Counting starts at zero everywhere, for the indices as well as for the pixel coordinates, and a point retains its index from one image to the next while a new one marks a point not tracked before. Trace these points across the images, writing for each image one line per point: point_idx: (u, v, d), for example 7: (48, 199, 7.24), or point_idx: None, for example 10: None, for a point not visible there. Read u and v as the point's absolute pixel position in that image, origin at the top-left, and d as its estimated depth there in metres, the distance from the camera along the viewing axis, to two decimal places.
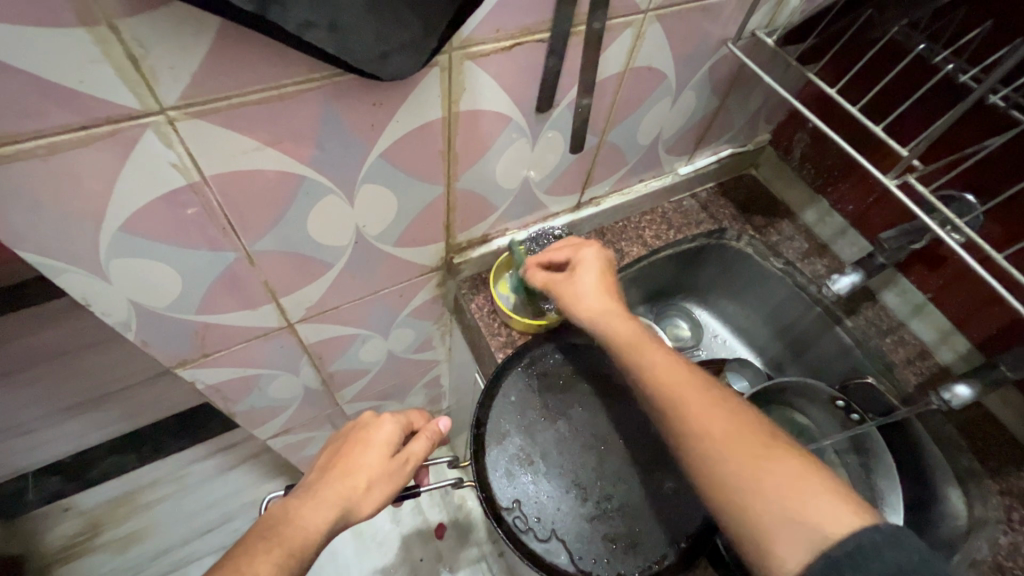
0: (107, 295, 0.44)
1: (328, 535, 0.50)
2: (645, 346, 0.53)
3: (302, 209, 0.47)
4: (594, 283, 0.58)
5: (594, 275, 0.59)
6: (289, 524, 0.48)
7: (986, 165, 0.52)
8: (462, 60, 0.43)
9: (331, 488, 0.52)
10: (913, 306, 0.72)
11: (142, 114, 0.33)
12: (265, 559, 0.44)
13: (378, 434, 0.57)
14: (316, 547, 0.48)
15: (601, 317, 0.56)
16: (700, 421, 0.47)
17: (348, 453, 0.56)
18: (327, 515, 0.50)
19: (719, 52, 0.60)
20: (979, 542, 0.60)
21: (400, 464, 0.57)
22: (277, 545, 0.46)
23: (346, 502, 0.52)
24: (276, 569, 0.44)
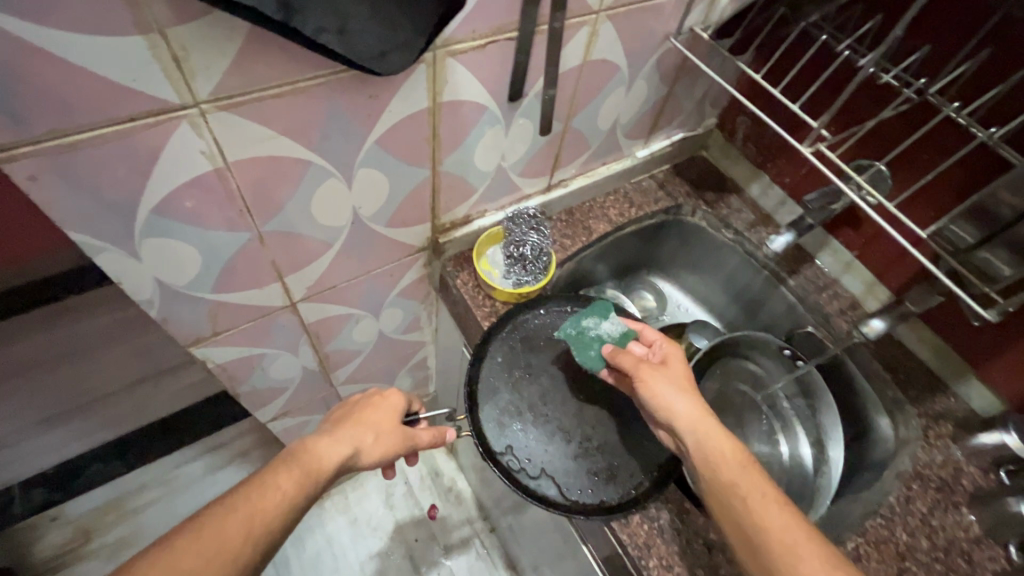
0: (136, 274, 0.49)
1: (339, 472, 0.56)
2: (746, 478, 0.49)
3: (308, 192, 0.53)
4: (673, 391, 0.55)
5: (678, 383, 0.56)
6: (310, 453, 0.54)
7: (887, 135, 0.63)
8: (445, 57, 0.50)
9: (345, 432, 0.59)
10: (844, 264, 0.82)
11: (180, 108, 0.39)
12: (291, 477, 0.51)
13: (388, 399, 0.64)
14: (329, 478, 0.54)
15: (693, 433, 0.52)
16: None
17: (360, 408, 0.63)
18: (342, 452, 0.56)
19: (664, 46, 0.68)
20: (903, 457, 0.71)
21: (405, 435, 0.63)
22: (301, 469, 0.52)
23: (358, 448, 0.58)
24: (297, 486, 0.50)
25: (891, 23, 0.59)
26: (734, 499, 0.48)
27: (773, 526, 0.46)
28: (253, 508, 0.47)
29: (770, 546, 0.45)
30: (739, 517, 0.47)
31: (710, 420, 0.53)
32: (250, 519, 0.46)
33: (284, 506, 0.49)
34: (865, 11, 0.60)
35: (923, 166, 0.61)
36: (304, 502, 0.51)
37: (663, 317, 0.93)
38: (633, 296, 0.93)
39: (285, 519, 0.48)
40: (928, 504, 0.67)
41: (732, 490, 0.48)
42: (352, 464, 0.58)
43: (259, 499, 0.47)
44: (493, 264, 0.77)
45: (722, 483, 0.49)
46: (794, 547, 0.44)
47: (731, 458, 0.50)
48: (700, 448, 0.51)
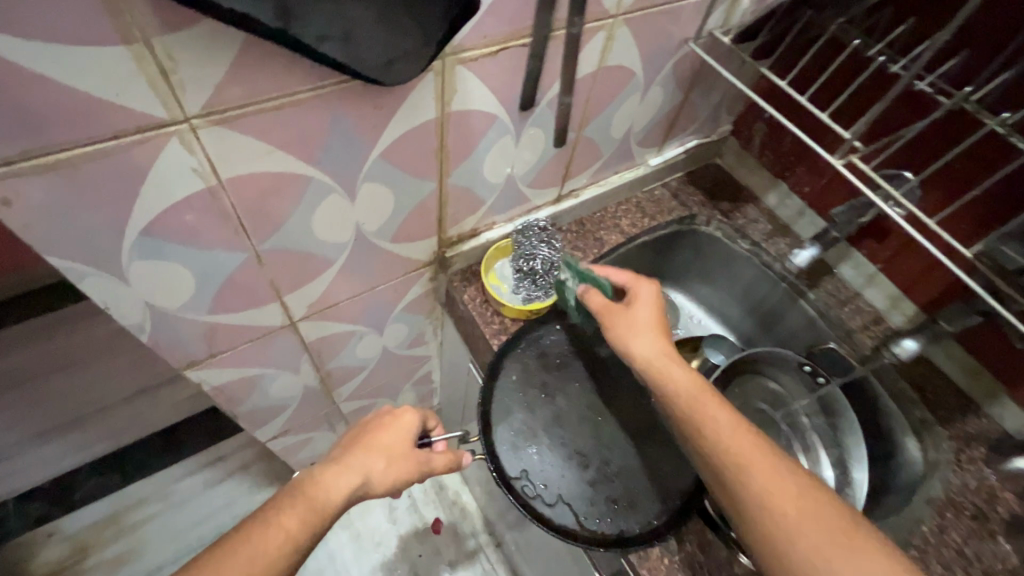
0: (124, 297, 0.46)
1: (349, 503, 0.53)
2: (708, 397, 0.51)
3: (309, 207, 0.50)
4: (639, 332, 0.57)
5: (644, 323, 0.57)
6: (317, 484, 0.51)
7: (920, 143, 0.60)
8: (454, 65, 0.47)
9: (353, 458, 0.55)
10: (867, 277, 0.79)
11: (169, 123, 0.36)
12: (295, 513, 0.48)
13: (398, 420, 0.60)
14: (337, 510, 0.51)
15: (656, 363, 0.54)
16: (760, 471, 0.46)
17: (369, 429, 0.59)
18: (350, 482, 0.53)
19: (682, 50, 0.65)
20: (934, 482, 0.67)
21: (420, 458, 0.59)
22: (306, 503, 0.49)
23: (367, 475, 0.55)
24: (301, 524, 0.47)
25: (925, 26, 0.56)
26: (696, 413, 0.50)
27: (734, 436, 0.48)
28: (252, 551, 0.44)
29: (731, 453, 0.47)
30: (701, 428, 0.49)
31: (671, 352, 0.55)
32: (251, 562, 0.43)
33: (287, 546, 0.45)
34: (896, 14, 0.57)
35: (960, 178, 0.58)
36: (310, 538, 0.48)
37: (676, 331, 0.89)
38: None
39: (290, 558, 0.45)
40: (963, 533, 0.64)
41: (697, 406, 0.50)
42: (364, 492, 0.55)
43: (260, 539, 0.45)
44: (500, 278, 0.74)
45: (681, 392, 0.51)
46: (754, 456, 0.46)
47: (695, 382, 0.52)
48: (666, 374, 0.53)
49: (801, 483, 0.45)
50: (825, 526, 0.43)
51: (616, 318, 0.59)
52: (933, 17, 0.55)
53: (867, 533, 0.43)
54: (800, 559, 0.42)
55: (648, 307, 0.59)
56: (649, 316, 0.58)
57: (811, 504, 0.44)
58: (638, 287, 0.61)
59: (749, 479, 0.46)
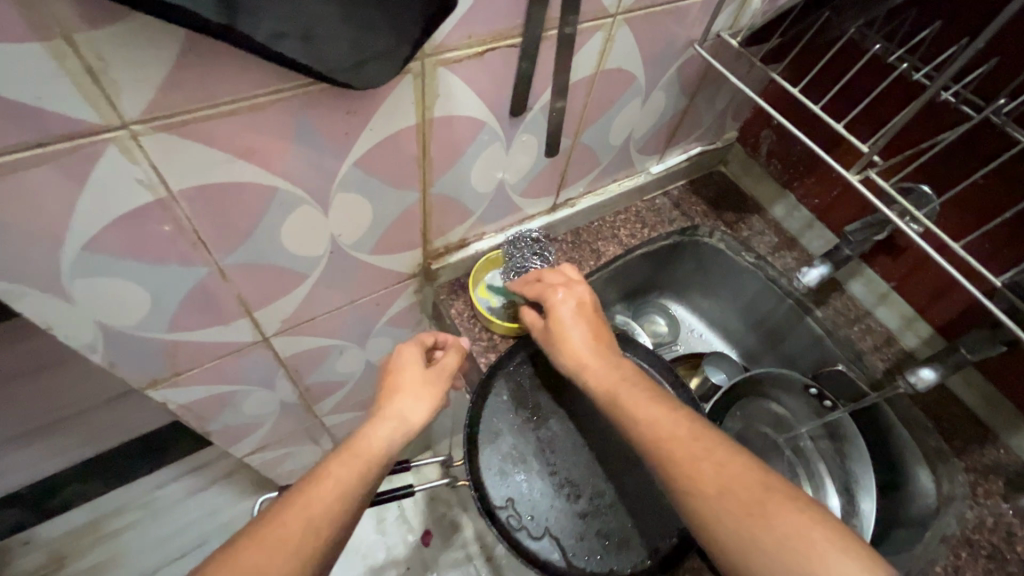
0: (70, 317, 0.42)
1: (397, 449, 0.51)
2: (630, 388, 0.53)
3: (276, 219, 0.45)
4: (561, 346, 0.58)
5: (566, 333, 0.58)
6: (361, 439, 0.49)
7: (944, 156, 0.56)
8: (436, 66, 0.42)
9: (386, 408, 0.53)
10: (879, 295, 0.74)
11: (104, 130, 0.32)
12: (344, 464, 0.46)
13: (402, 357, 0.58)
14: (387, 457, 0.49)
15: (580, 372, 0.56)
16: (688, 452, 0.47)
17: (389, 376, 0.56)
18: (390, 428, 0.51)
19: (687, 53, 0.61)
20: (949, 518, 0.63)
21: (441, 383, 0.57)
22: (351, 455, 0.47)
23: (404, 417, 0.52)
24: (354, 474, 0.46)
25: (952, 31, 0.51)
26: (620, 409, 0.52)
27: (656, 423, 0.49)
28: (309, 502, 0.43)
29: (649, 440, 0.49)
30: (626, 423, 0.51)
31: (590, 355, 0.56)
32: (310, 511, 0.42)
33: (344, 494, 0.44)
34: (921, 16, 0.53)
35: (987, 195, 0.54)
36: (365, 485, 0.46)
37: (676, 346, 0.85)
38: (644, 320, 0.85)
39: (348, 507, 0.44)
40: None
41: (621, 400, 0.52)
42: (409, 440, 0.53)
43: (313, 491, 0.43)
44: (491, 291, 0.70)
45: (610, 396, 0.53)
46: (673, 440, 0.48)
47: (620, 379, 0.54)
48: (590, 379, 0.55)
49: (723, 458, 0.46)
50: (740, 498, 0.43)
51: (544, 333, 0.60)
52: (960, 21, 0.51)
53: (789, 498, 0.43)
54: (727, 535, 0.43)
55: (565, 313, 0.59)
56: (571, 324, 0.58)
57: (729, 477, 0.45)
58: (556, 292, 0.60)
59: (677, 463, 0.46)
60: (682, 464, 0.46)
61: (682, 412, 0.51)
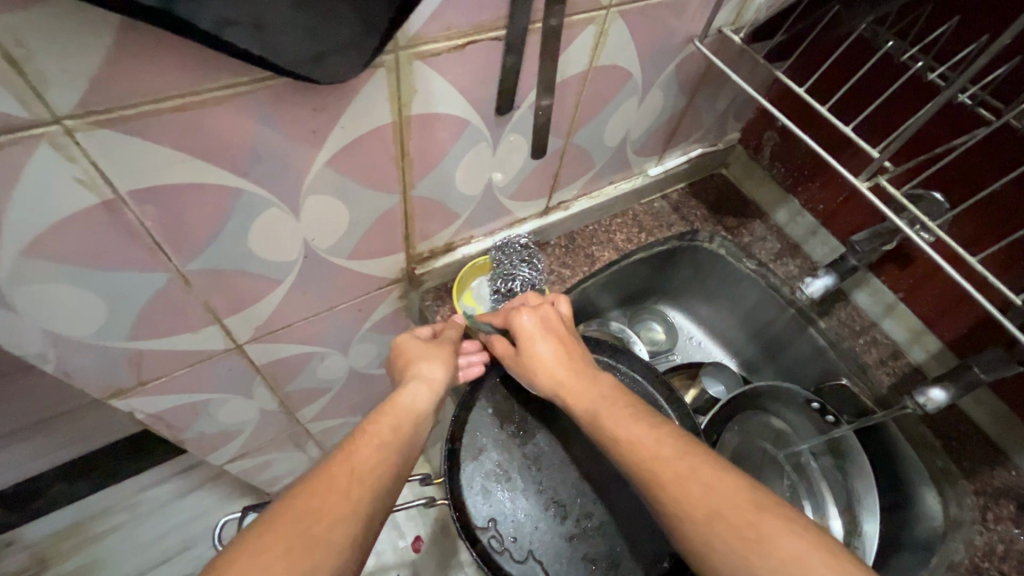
0: (15, 324, 0.39)
1: (426, 409, 0.51)
2: (611, 406, 0.50)
3: (241, 224, 0.42)
4: (537, 365, 0.55)
5: (535, 355, 0.55)
6: (390, 404, 0.49)
7: (958, 163, 0.53)
8: (411, 60, 0.39)
9: (408, 375, 0.53)
10: (885, 306, 0.71)
11: (34, 125, 0.29)
12: (377, 423, 0.47)
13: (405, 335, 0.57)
14: (418, 417, 0.49)
15: (558, 392, 0.53)
16: (677, 473, 0.43)
17: (399, 354, 0.56)
18: (417, 390, 0.51)
19: (687, 50, 0.57)
20: (957, 543, 0.60)
21: (448, 345, 0.57)
22: (382, 416, 0.48)
23: (426, 378, 0.53)
24: (392, 432, 0.46)
25: (970, 28, 0.48)
26: (603, 431, 0.49)
27: (640, 444, 0.46)
28: (350, 459, 0.42)
29: (635, 465, 0.45)
30: (611, 445, 0.48)
31: (566, 374, 0.54)
32: (352, 468, 0.42)
33: (385, 448, 0.45)
34: (936, 12, 0.49)
35: (1007, 205, 0.51)
36: (403, 440, 0.46)
37: (673, 355, 0.82)
38: (640, 327, 0.82)
39: (389, 457, 0.44)
40: None
41: (604, 421, 0.49)
42: (437, 403, 0.53)
43: (352, 446, 0.44)
44: (477, 299, 0.65)
45: (592, 416, 0.50)
46: (659, 461, 0.44)
47: (599, 399, 0.51)
48: (570, 400, 0.52)
49: (714, 477, 0.43)
50: (734, 522, 0.40)
51: (516, 358, 0.57)
52: (980, 17, 0.48)
53: (785, 518, 0.40)
54: (725, 562, 0.39)
55: (534, 333, 0.56)
56: (543, 342, 0.56)
57: (720, 498, 0.41)
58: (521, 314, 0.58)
59: (665, 488, 0.43)
60: (671, 488, 0.43)
61: (668, 429, 0.47)
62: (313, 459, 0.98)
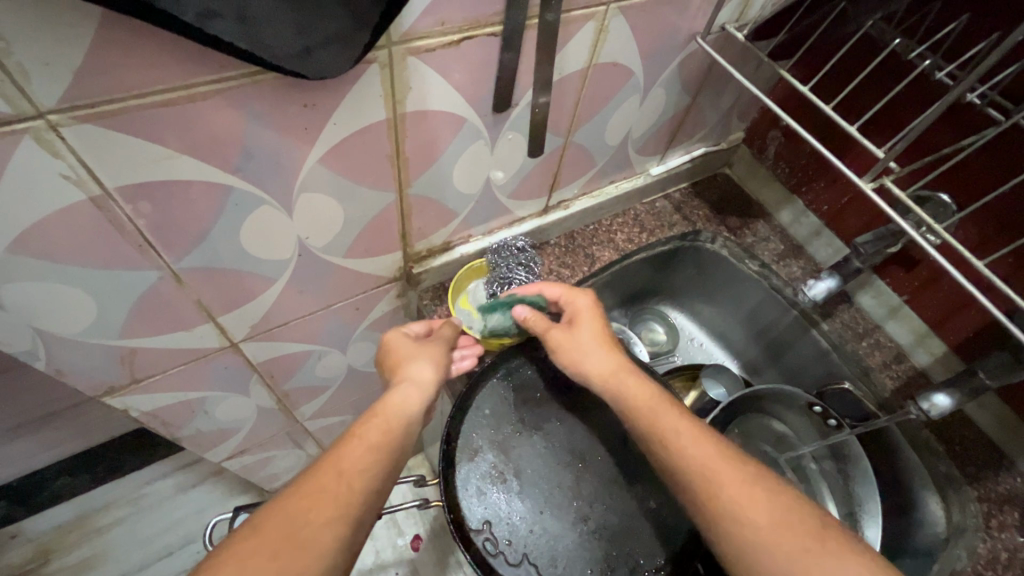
0: (5, 322, 0.39)
1: (418, 410, 0.48)
2: (665, 402, 0.50)
3: (233, 221, 0.42)
4: (592, 345, 0.54)
5: (589, 339, 0.54)
6: (379, 406, 0.46)
7: (963, 163, 0.52)
8: (405, 56, 0.38)
9: (398, 377, 0.49)
10: (889, 308, 0.70)
11: (16, 119, 0.28)
12: (366, 425, 0.44)
13: (392, 338, 0.54)
14: (409, 419, 0.46)
15: (613, 385, 0.51)
16: (736, 483, 0.43)
17: (388, 352, 0.53)
18: (409, 391, 0.48)
19: (689, 47, 0.56)
20: (959, 551, 0.59)
21: (439, 344, 0.54)
22: (371, 418, 0.45)
23: (415, 380, 0.49)
24: (383, 435, 0.44)
25: (981, 25, 0.47)
26: (660, 429, 0.47)
27: (693, 451, 0.45)
28: (340, 464, 0.41)
29: (687, 471, 0.45)
30: (661, 450, 0.47)
31: (623, 369, 0.52)
32: (342, 474, 0.40)
33: (375, 452, 0.42)
34: (945, 9, 0.48)
35: (1012, 207, 0.50)
36: (392, 444, 0.44)
37: (674, 357, 0.81)
38: (641, 328, 0.81)
39: (380, 459, 0.42)
40: None
41: (659, 422, 0.48)
42: (428, 404, 0.50)
43: (340, 448, 0.42)
44: (472, 301, 0.65)
45: (643, 407, 0.49)
46: (715, 471, 0.44)
47: (656, 397, 0.50)
48: (626, 396, 0.50)
49: (769, 494, 0.43)
50: (801, 538, 0.40)
51: (563, 336, 0.55)
52: (990, 14, 0.46)
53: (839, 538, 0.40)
54: None
55: (590, 319, 0.56)
56: (596, 328, 0.55)
57: (780, 514, 0.42)
58: (576, 302, 0.58)
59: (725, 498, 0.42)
60: (730, 499, 0.42)
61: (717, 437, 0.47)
62: (312, 456, 0.98)
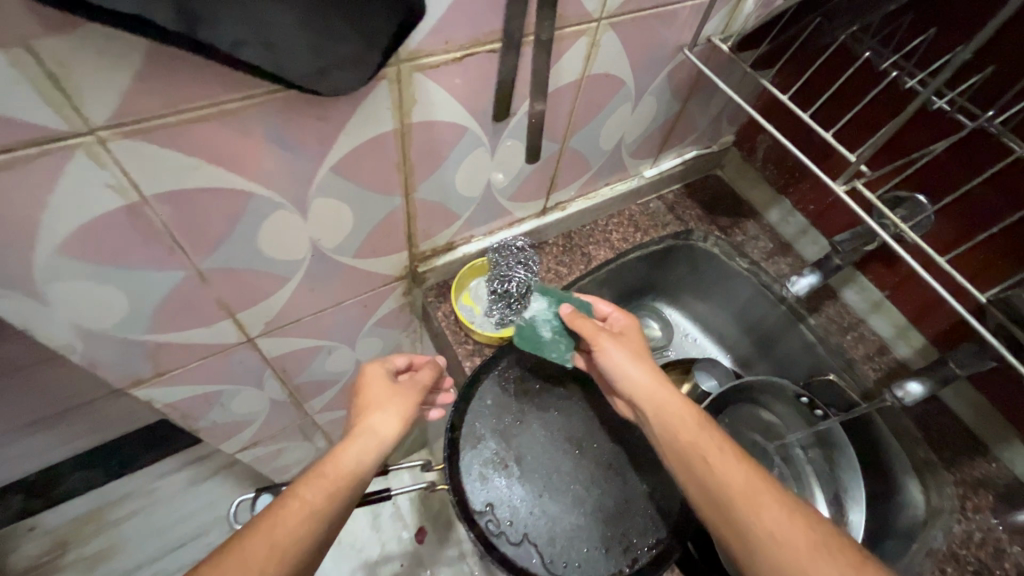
0: (47, 319, 0.42)
1: (370, 467, 0.51)
2: (705, 423, 0.53)
3: (253, 224, 0.45)
4: (641, 357, 0.57)
5: (635, 352, 0.58)
6: (332, 460, 0.50)
7: (934, 165, 0.55)
8: (412, 72, 0.42)
9: (361, 424, 0.53)
10: (872, 303, 0.73)
11: (70, 136, 0.32)
12: (311, 486, 0.47)
13: (368, 374, 0.58)
14: (358, 478, 0.50)
15: (649, 406, 0.54)
16: (774, 506, 0.46)
17: (362, 390, 0.57)
18: (363, 447, 0.51)
19: (677, 58, 0.60)
20: (935, 531, 0.62)
21: (411, 392, 0.58)
22: (320, 477, 0.48)
23: (375, 433, 0.53)
24: (321, 500, 0.47)
25: (946, 37, 0.50)
26: (701, 447, 0.50)
27: (731, 471, 0.48)
28: (272, 532, 0.44)
29: (725, 489, 0.47)
30: (698, 469, 0.49)
31: (666, 389, 0.55)
32: (271, 545, 0.43)
33: (309, 519, 0.45)
34: (915, 23, 0.51)
35: (977, 206, 0.54)
36: (334, 508, 0.47)
37: (668, 351, 0.84)
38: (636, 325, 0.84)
39: (314, 528, 0.45)
40: None
41: (689, 445, 0.51)
42: (386, 454, 0.54)
43: (278, 515, 0.45)
44: (475, 298, 0.70)
45: (685, 426, 0.52)
46: (748, 490, 0.47)
47: (692, 420, 0.52)
48: (662, 418, 0.53)
49: (805, 522, 0.45)
50: (840, 561, 0.42)
51: (614, 343, 0.58)
52: (956, 28, 0.50)
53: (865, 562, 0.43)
54: None
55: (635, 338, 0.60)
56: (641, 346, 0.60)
57: (811, 534, 0.44)
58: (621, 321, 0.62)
59: (763, 520, 0.45)
60: (766, 520, 0.45)
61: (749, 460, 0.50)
62: (320, 449, 1.01)
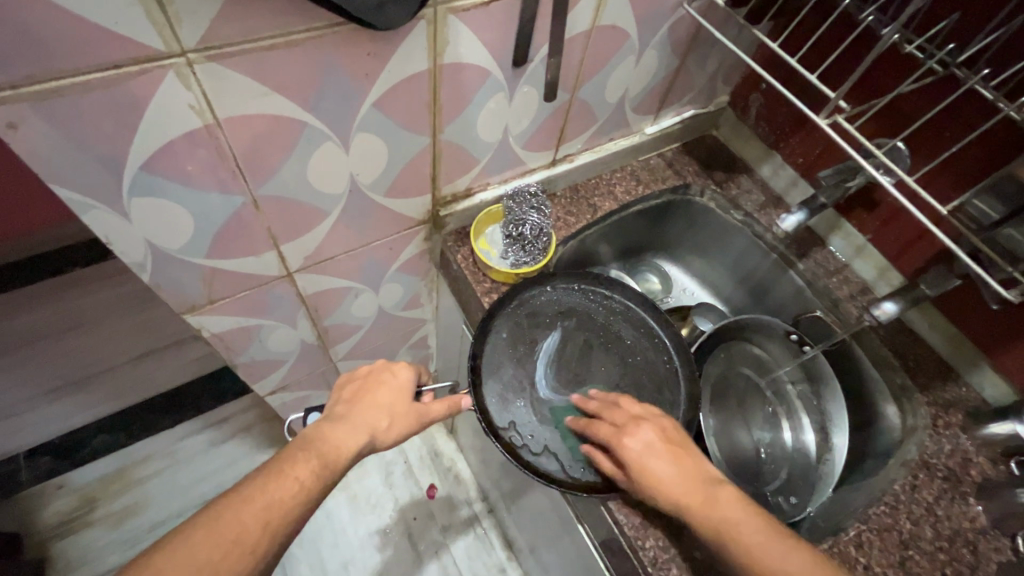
0: (127, 235, 0.48)
1: (355, 458, 0.53)
2: (742, 528, 0.46)
3: (304, 155, 0.51)
4: (655, 491, 0.50)
5: (647, 482, 0.51)
6: (323, 440, 0.51)
7: (909, 108, 0.61)
8: (446, 14, 0.48)
9: (355, 414, 0.56)
10: (856, 248, 0.80)
11: (165, 56, 0.38)
12: (303, 464, 0.48)
13: (394, 379, 0.60)
14: (343, 468, 0.51)
15: (681, 512, 0.49)
16: None
17: (370, 387, 0.59)
18: (360, 438, 0.54)
19: (677, 14, 0.65)
20: (910, 445, 0.69)
21: (414, 413, 0.59)
22: (315, 456, 0.49)
23: (371, 432, 0.55)
24: (313, 477, 0.48)
25: None
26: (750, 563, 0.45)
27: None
28: (268, 500, 0.44)
29: None
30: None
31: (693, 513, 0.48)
32: (266, 512, 0.44)
33: (300, 496, 0.46)
34: None
35: (944, 143, 0.60)
36: (322, 484, 0.48)
37: (667, 300, 0.91)
38: (638, 278, 0.91)
39: (304, 504, 0.46)
40: (934, 493, 0.66)
41: (736, 545, 0.46)
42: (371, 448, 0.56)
43: (273, 489, 0.45)
44: (491, 243, 0.76)
45: (724, 543, 0.46)
46: None
47: (731, 518, 0.47)
48: (696, 520, 0.48)
49: None
50: None
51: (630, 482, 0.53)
52: None
53: None
54: None
55: (644, 459, 0.52)
56: (653, 462, 0.51)
57: None
58: (622, 444, 0.53)
59: None
60: None
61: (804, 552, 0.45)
62: None
